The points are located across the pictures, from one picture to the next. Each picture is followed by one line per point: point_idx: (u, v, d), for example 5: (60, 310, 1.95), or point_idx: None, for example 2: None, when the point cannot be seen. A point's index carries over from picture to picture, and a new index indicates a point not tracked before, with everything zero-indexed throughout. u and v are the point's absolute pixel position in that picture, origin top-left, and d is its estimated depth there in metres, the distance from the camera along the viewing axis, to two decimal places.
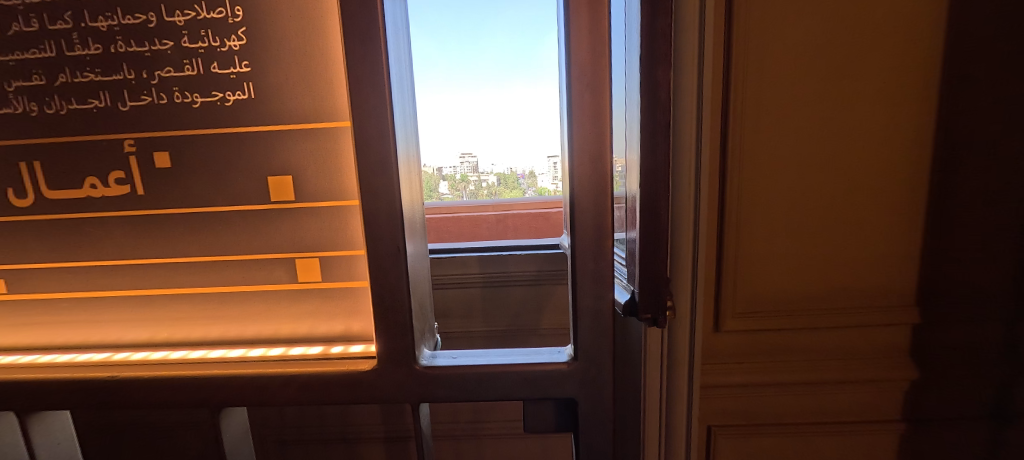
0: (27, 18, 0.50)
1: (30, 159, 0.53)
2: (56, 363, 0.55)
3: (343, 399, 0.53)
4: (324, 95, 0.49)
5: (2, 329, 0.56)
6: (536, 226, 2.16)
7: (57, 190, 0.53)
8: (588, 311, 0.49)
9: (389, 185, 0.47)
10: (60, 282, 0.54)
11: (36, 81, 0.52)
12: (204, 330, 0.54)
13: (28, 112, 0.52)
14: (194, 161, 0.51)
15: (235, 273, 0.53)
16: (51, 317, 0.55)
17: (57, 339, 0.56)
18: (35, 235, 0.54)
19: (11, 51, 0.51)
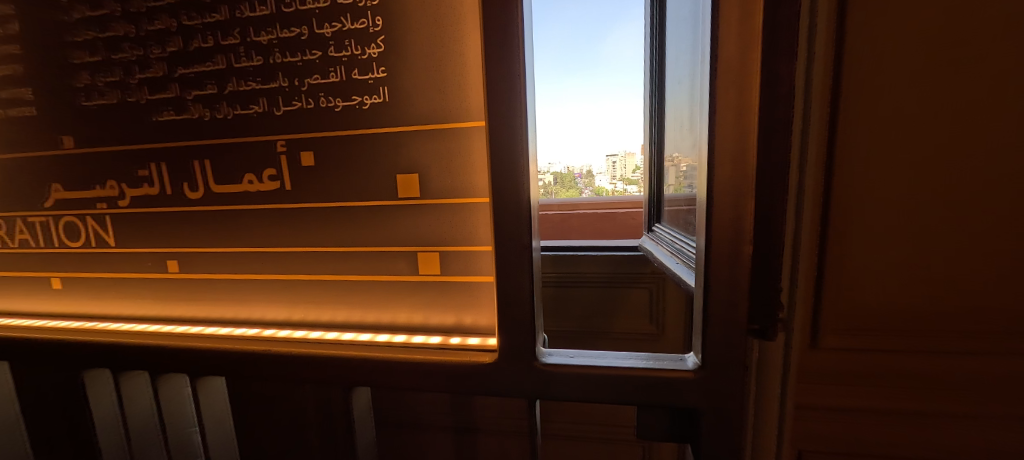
0: (204, 35, 0.57)
1: (201, 158, 0.60)
2: (217, 334, 0.61)
3: (464, 388, 0.55)
4: (453, 97, 0.51)
5: (163, 304, 0.63)
6: (603, 227, 1.95)
7: (223, 184, 0.60)
8: (720, 320, 0.47)
9: (518, 183, 0.49)
10: (218, 265, 0.61)
11: (208, 89, 0.58)
12: (331, 314, 0.59)
13: (202, 117, 0.59)
14: (334, 159, 0.56)
15: (365, 263, 0.57)
16: (205, 296, 0.62)
17: (213, 315, 0.62)
18: (200, 223, 0.61)
19: (190, 64, 0.58)
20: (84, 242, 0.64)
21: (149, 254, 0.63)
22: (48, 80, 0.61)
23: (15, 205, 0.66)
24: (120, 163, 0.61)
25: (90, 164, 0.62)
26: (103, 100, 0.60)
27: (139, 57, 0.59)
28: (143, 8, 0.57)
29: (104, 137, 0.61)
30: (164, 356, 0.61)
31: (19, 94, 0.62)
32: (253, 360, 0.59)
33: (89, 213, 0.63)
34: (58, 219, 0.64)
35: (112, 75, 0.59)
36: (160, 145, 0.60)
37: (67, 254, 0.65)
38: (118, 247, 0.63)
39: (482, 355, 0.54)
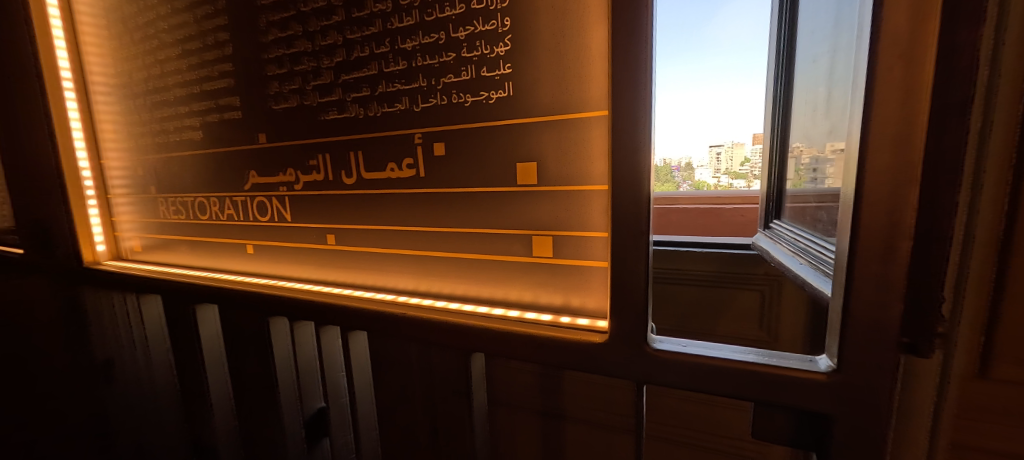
0: (362, 46, 0.67)
1: (355, 149, 0.71)
2: (361, 296, 0.72)
3: (576, 365, 0.57)
4: (575, 88, 0.54)
5: (322, 269, 0.76)
6: (706, 224, 1.82)
7: (370, 171, 0.70)
8: (863, 322, 0.44)
9: (639, 171, 0.50)
10: (362, 239, 0.72)
11: (363, 92, 0.68)
12: (454, 287, 0.66)
13: (358, 115, 0.69)
14: (463, 149, 0.62)
15: (486, 243, 0.63)
16: (353, 265, 0.74)
17: (359, 281, 0.73)
18: (350, 203, 0.72)
19: (349, 71, 0.69)
20: (271, 218, 0.78)
21: (314, 229, 0.76)
22: (250, 90, 0.76)
23: (222, 188, 0.82)
24: (297, 154, 0.75)
25: (278, 155, 0.76)
26: (286, 104, 0.74)
27: (313, 69, 0.71)
28: (318, 27, 0.70)
29: (288, 133, 0.75)
30: (324, 312, 0.72)
31: (229, 102, 0.78)
32: (389, 322, 0.68)
33: (274, 194, 0.77)
34: (254, 199, 0.79)
35: (294, 83, 0.72)
36: (326, 139, 0.72)
37: (258, 226, 0.80)
38: (293, 222, 0.77)
39: (592, 334, 0.56)
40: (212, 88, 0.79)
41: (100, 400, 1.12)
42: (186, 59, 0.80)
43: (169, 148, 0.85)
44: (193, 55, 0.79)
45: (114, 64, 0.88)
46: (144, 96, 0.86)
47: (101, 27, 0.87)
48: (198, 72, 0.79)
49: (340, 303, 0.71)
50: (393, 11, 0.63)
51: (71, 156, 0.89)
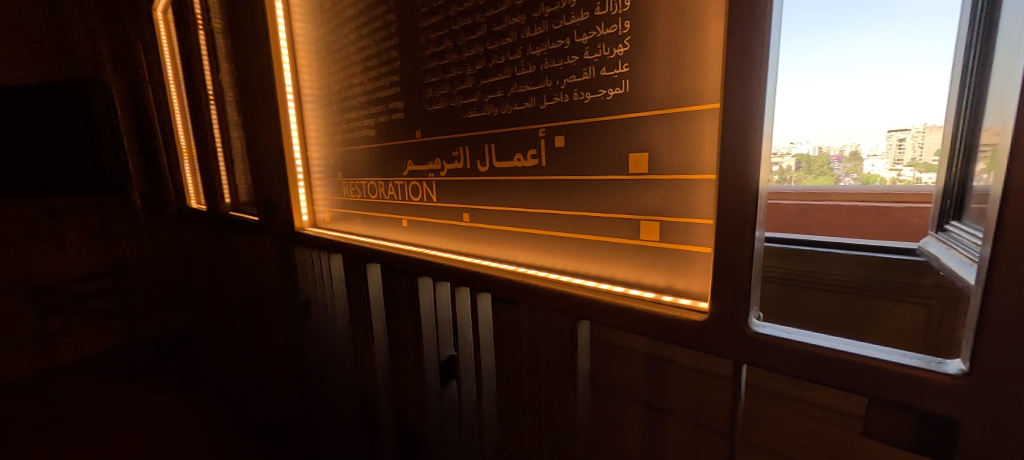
0: (499, 55, 0.78)
1: (489, 143, 0.83)
2: (486, 264, 0.84)
3: (676, 339, 0.61)
4: (689, 83, 0.58)
5: (458, 240, 0.91)
6: (857, 223, 1.60)
7: (500, 161, 0.82)
8: (1007, 326, 0.41)
9: (750, 161, 0.52)
10: (492, 218, 0.85)
11: (497, 93, 0.80)
12: (567, 263, 0.75)
13: (492, 114, 0.81)
14: (581, 141, 0.70)
15: (598, 226, 0.70)
16: (483, 239, 0.87)
17: (487, 253, 0.86)
18: (483, 188, 0.85)
19: (487, 76, 0.81)
20: (422, 198, 0.96)
21: (454, 208, 0.91)
22: (410, 95, 0.93)
23: (388, 175, 1.02)
24: (444, 146, 0.90)
25: (430, 148, 0.92)
26: (436, 106, 0.90)
27: (458, 76, 0.85)
28: (464, 41, 0.83)
29: (438, 130, 0.90)
30: (462, 277, 0.86)
31: (395, 106, 0.96)
32: (512, 288, 0.79)
33: (424, 179, 0.95)
34: (409, 183, 0.98)
35: (443, 88, 0.87)
36: (467, 134, 0.86)
37: (411, 205, 0.99)
38: (437, 202, 0.93)
39: (691, 312, 0.60)
40: (385, 95, 0.98)
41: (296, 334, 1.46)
42: (368, 74, 1.00)
43: (353, 143, 1.08)
44: (373, 71, 0.99)
45: (320, 80, 1.15)
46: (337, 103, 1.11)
47: (312, 53, 1.15)
48: (377, 83, 0.99)
49: (474, 271, 0.84)
50: (526, 23, 0.73)
51: (289, 151, 1.19)
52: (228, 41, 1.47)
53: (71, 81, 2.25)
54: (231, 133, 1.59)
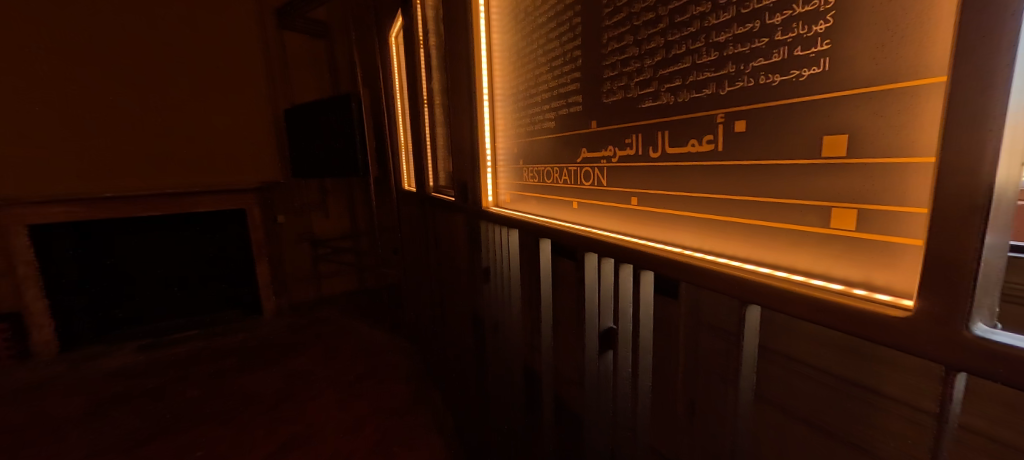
0: (677, 45, 0.70)
1: (661, 129, 0.75)
2: (655, 246, 0.76)
3: (865, 335, 0.48)
4: (919, 49, 0.44)
5: (626, 222, 0.86)
6: None
7: (675, 146, 0.73)
8: None
9: (984, 131, 0.38)
10: (660, 200, 0.77)
11: (675, 82, 0.71)
12: (739, 248, 0.63)
13: (668, 102, 0.73)
14: (763, 122, 0.59)
15: (774, 210, 0.58)
16: (651, 220, 0.80)
17: (649, 233, 0.80)
18: (645, 173, 0.80)
19: (665, 67, 0.72)
20: (590, 182, 0.96)
21: (622, 190, 0.86)
22: (588, 89, 0.92)
23: (561, 161, 1.06)
24: (618, 135, 0.86)
25: (602, 137, 0.90)
26: (612, 98, 0.86)
27: (638, 67, 0.78)
28: (645, 35, 0.76)
29: (609, 120, 0.87)
30: (611, 251, 0.84)
31: (574, 100, 0.97)
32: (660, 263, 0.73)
33: (596, 165, 0.93)
34: (581, 169, 0.98)
35: (620, 81, 0.82)
36: (638, 123, 0.80)
37: (582, 189, 0.99)
38: (608, 187, 0.90)
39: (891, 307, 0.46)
40: (565, 91, 1.01)
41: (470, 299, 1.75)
42: (551, 73, 1.06)
43: (533, 135, 1.17)
44: (555, 70, 1.04)
45: (511, 83, 1.30)
46: (524, 102, 1.22)
47: (504, 58, 1.32)
48: (558, 81, 1.03)
49: (622, 247, 0.81)
50: (711, 10, 0.63)
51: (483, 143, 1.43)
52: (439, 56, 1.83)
53: (341, 96, 2.91)
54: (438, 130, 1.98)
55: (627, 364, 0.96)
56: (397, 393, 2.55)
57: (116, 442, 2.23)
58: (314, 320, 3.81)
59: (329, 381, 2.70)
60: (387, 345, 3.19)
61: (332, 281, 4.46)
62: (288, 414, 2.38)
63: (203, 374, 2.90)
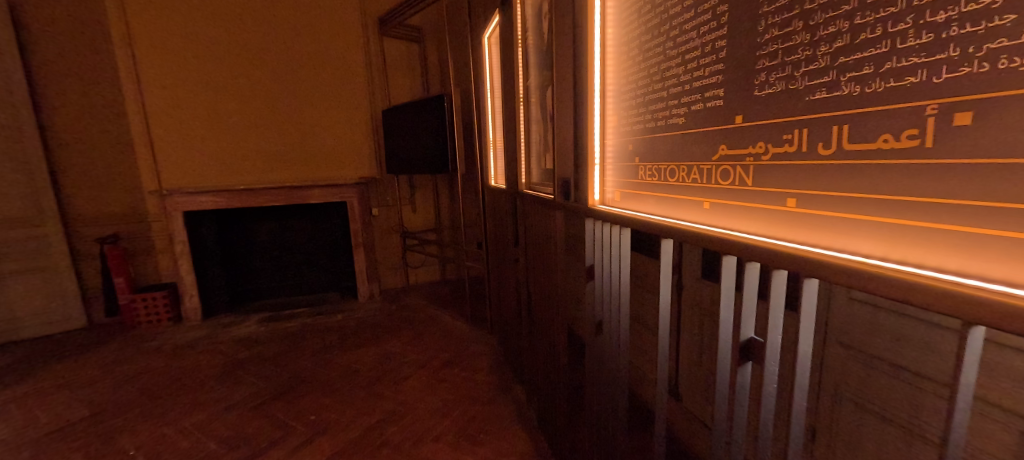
0: (873, 27, 0.61)
1: (839, 125, 0.64)
2: (821, 253, 0.64)
3: None
4: None
5: (774, 223, 0.74)
6: None
7: (857, 143, 0.61)
8: None
9: None
10: (821, 202, 0.65)
11: (865, 70, 0.62)
12: (942, 259, 0.52)
13: (851, 93, 0.63)
14: (1003, 115, 0.48)
15: (1014, 218, 0.46)
16: (808, 221, 0.67)
17: (806, 238, 0.68)
18: (814, 171, 0.67)
19: (850, 53, 0.64)
20: (731, 182, 0.84)
21: (775, 193, 0.74)
22: (735, 81, 0.83)
23: (691, 159, 0.98)
24: (771, 131, 0.76)
25: (748, 133, 0.80)
26: (768, 91, 0.77)
27: (809, 56, 0.69)
28: (821, 19, 0.68)
29: (759, 115, 0.78)
30: (740, 248, 0.78)
31: (716, 94, 0.89)
32: (794, 260, 0.67)
33: (740, 165, 0.82)
34: (718, 167, 0.89)
35: (782, 72, 0.73)
36: (801, 117, 0.70)
37: (717, 188, 0.89)
38: (752, 186, 0.79)
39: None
40: (700, 84, 0.93)
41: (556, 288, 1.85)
42: (683, 64, 0.99)
43: (657, 132, 1.10)
44: (688, 61, 0.97)
45: (626, 78, 1.25)
46: (645, 98, 1.16)
47: (620, 50, 1.27)
48: (691, 72, 0.96)
49: (756, 246, 0.75)
50: None
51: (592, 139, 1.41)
52: (536, 54, 1.86)
53: (434, 99, 3.09)
54: (531, 129, 2.01)
55: (775, 383, 0.81)
56: (484, 382, 2.68)
57: (244, 401, 2.56)
58: (401, 307, 4.06)
59: (417, 365, 2.91)
60: (470, 336, 3.33)
61: (417, 271, 4.72)
62: (386, 393, 2.61)
63: (314, 346, 3.26)
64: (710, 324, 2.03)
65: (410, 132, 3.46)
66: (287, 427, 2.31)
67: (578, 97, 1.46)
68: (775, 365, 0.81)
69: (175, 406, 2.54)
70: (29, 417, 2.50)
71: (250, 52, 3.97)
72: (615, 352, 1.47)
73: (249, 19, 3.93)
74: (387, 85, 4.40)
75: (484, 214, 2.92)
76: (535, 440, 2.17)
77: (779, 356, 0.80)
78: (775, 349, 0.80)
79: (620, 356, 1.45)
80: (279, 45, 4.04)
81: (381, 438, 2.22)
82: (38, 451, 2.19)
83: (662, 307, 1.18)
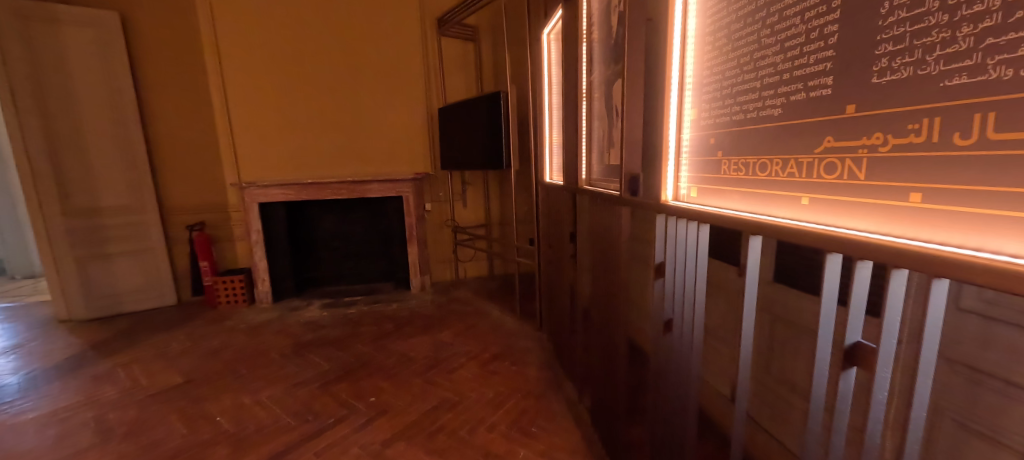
0: None
1: (987, 111, 0.70)
2: (959, 254, 0.67)
3: None
4: None
5: (903, 223, 0.79)
6: None
7: (1005, 132, 0.68)
8: None
9: None
10: (962, 199, 0.71)
11: (1017, 53, 0.68)
12: None
13: (1002, 76, 0.69)
14: None
15: None
16: (949, 220, 0.72)
17: (929, 233, 0.75)
18: (949, 164, 0.74)
19: (1002, 34, 0.69)
20: (839, 176, 0.93)
21: (898, 188, 0.81)
22: (851, 69, 0.92)
23: (791, 152, 1.06)
24: (893, 119, 0.84)
25: (864, 122, 0.89)
26: (893, 77, 0.85)
27: (946, 38, 0.77)
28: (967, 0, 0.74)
29: (881, 103, 0.86)
30: (855, 247, 0.81)
31: (823, 82, 0.98)
32: (906, 257, 0.74)
33: (849, 156, 0.92)
34: (823, 161, 0.97)
35: (907, 58, 0.82)
36: (930, 105, 0.78)
37: (822, 183, 0.96)
38: (865, 181, 0.87)
39: None
40: (803, 73, 1.04)
41: (620, 280, 1.90)
42: (782, 54, 1.09)
43: (746, 123, 1.20)
44: (788, 51, 1.07)
45: (710, 69, 1.34)
46: (730, 88, 1.26)
47: (701, 44, 1.37)
48: (791, 62, 1.07)
49: (867, 242, 0.80)
50: None
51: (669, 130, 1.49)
52: (604, 49, 1.95)
53: (489, 95, 3.16)
54: (594, 123, 2.12)
55: (887, 387, 0.92)
56: (534, 377, 2.73)
57: (313, 380, 2.76)
58: (452, 299, 4.18)
59: (468, 356, 3.00)
60: (520, 331, 3.39)
61: (467, 265, 4.82)
62: (440, 380, 2.72)
63: (377, 333, 3.44)
64: (781, 326, 2.03)
65: (465, 131, 3.60)
66: (352, 406, 2.48)
67: (653, 90, 1.59)
68: (889, 372, 0.91)
69: (255, 379, 2.78)
70: (132, 381, 2.80)
71: (319, 54, 4.27)
72: (686, 350, 1.61)
73: (321, 24, 4.22)
74: (444, 82, 4.51)
75: (538, 210, 2.97)
76: (588, 437, 2.20)
77: (893, 362, 0.90)
78: (889, 356, 0.89)
79: (692, 350, 1.58)
80: (344, 47, 4.31)
81: (438, 424, 2.32)
82: (143, 411, 2.47)
83: (748, 301, 1.26)
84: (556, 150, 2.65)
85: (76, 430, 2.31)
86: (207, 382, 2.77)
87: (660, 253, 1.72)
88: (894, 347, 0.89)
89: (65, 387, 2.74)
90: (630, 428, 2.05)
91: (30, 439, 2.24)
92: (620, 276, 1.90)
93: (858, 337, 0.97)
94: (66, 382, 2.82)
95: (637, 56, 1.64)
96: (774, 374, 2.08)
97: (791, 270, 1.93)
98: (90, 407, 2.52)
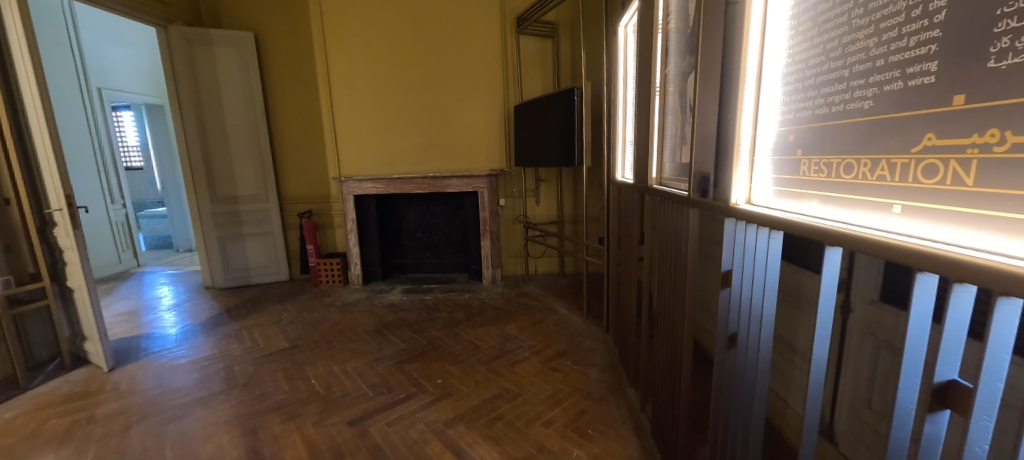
0: None
1: None
2: None
3: None
4: None
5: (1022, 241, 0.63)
6: None
7: None
8: None
9: None
10: None
11: None
12: None
13: None
14: None
15: None
16: None
17: None
18: None
19: None
20: (940, 180, 0.73)
21: (1015, 197, 0.64)
22: (963, 53, 0.73)
23: (882, 151, 0.86)
24: (1018, 113, 0.65)
25: (976, 115, 0.70)
26: (1018, 59, 0.66)
27: None
28: None
29: (1000, 93, 0.67)
30: (959, 269, 0.65)
31: (925, 68, 0.79)
32: (1017, 284, 0.58)
33: (955, 157, 0.72)
34: (921, 162, 0.78)
35: None
36: None
37: (918, 188, 0.77)
38: (974, 187, 0.68)
39: None
40: (900, 58, 0.84)
41: (682, 287, 1.78)
42: (876, 36, 0.89)
43: (830, 117, 0.99)
44: (882, 32, 0.87)
45: (791, 56, 1.13)
46: (813, 77, 1.05)
47: (785, 27, 1.16)
48: (888, 45, 0.86)
49: (968, 262, 0.64)
50: None
51: (738, 126, 1.30)
52: (678, 39, 1.85)
53: (564, 92, 3.17)
54: (668, 119, 2.00)
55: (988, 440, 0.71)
56: (596, 379, 2.69)
57: (390, 357, 3.05)
58: (520, 293, 4.28)
59: (532, 351, 3.06)
60: (587, 330, 3.36)
61: (538, 261, 4.87)
62: (503, 371, 2.82)
63: (452, 320, 3.64)
64: (887, 353, 1.72)
65: (540, 127, 3.61)
66: (421, 385, 2.69)
67: (726, 86, 1.39)
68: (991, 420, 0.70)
69: (342, 351, 3.16)
70: (252, 341, 3.36)
71: (413, 59, 4.63)
72: (752, 370, 1.45)
73: (412, 30, 4.57)
74: (522, 80, 4.59)
75: (608, 210, 2.92)
76: (646, 447, 2.10)
77: (997, 409, 0.69)
78: (989, 399, 0.69)
79: (757, 373, 1.43)
80: (436, 49, 4.60)
81: (496, 412, 2.41)
82: (258, 368, 2.95)
83: (822, 320, 1.10)
84: (630, 148, 2.56)
85: (211, 377, 2.84)
86: (306, 349, 3.22)
87: (728, 258, 1.57)
88: (1000, 389, 0.69)
89: (208, 341, 3.39)
90: (692, 448, 1.91)
91: (181, 379, 2.83)
92: (684, 287, 1.77)
93: (952, 375, 0.75)
94: (209, 337, 3.48)
95: (713, 46, 1.44)
96: (876, 409, 1.78)
97: (903, 292, 1.65)
98: (222, 360, 3.08)
